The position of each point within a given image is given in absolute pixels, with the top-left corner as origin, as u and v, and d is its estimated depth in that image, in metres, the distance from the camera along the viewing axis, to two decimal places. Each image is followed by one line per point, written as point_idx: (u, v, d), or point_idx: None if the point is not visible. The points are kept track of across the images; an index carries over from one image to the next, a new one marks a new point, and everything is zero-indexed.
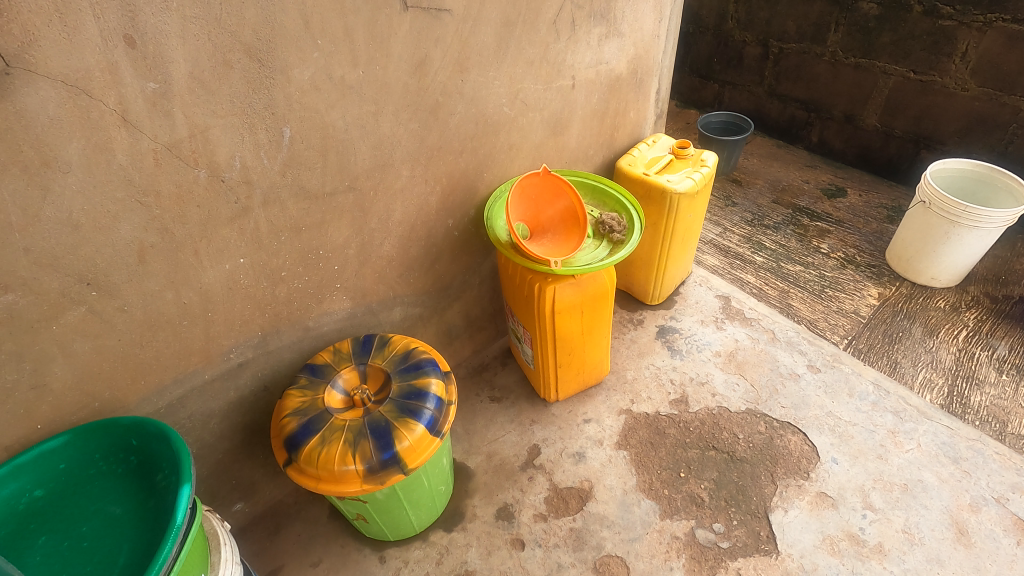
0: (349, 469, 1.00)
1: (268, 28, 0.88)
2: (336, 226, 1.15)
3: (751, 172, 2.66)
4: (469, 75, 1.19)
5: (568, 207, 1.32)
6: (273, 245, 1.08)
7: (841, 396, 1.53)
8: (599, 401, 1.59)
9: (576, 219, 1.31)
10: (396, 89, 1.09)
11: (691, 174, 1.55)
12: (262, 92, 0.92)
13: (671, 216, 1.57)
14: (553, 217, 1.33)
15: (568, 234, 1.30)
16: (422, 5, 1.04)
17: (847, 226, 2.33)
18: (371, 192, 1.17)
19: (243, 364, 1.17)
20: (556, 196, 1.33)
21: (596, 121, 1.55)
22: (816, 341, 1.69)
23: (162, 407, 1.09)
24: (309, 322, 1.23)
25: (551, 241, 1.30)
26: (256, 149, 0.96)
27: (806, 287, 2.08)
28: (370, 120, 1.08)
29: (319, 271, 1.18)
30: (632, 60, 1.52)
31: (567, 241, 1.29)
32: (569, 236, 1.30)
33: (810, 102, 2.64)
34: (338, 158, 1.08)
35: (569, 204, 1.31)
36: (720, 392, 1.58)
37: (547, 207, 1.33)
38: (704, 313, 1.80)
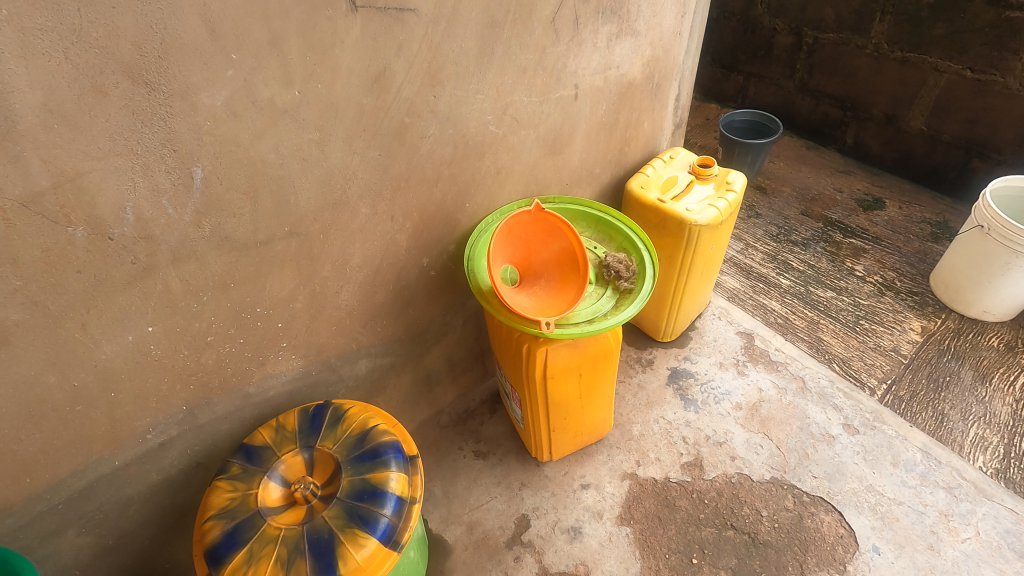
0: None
1: (155, 40, 0.65)
2: (276, 279, 0.93)
3: (778, 178, 2.39)
4: (445, 90, 0.94)
5: (566, 249, 1.08)
6: (193, 307, 0.86)
7: (883, 466, 1.31)
8: (599, 462, 1.38)
9: (576, 264, 1.06)
10: (347, 110, 0.85)
11: (714, 201, 1.30)
12: (155, 124, 0.69)
13: (690, 250, 1.32)
14: (548, 259, 1.09)
15: (566, 282, 1.07)
16: (376, 4, 0.79)
17: (886, 244, 2.07)
18: (321, 236, 0.94)
19: (166, 443, 0.96)
20: (552, 235, 1.08)
21: (604, 136, 1.30)
22: (853, 394, 1.46)
23: (59, 503, 0.88)
24: (251, 387, 1.02)
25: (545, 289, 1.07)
26: (156, 196, 0.74)
27: (838, 318, 1.84)
28: (314, 151, 0.85)
29: (258, 330, 0.96)
30: (649, 62, 1.27)
31: (564, 290, 1.06)
32: (567, 285, 1.06)
33: (847, 100, 2.36)
34: (273, 199, 0.85)
35: (569, 246, 1.07)
36: (740, 455, 1.36)
37: (541, 247, 1.10)
38: (723, 354, 1.57)
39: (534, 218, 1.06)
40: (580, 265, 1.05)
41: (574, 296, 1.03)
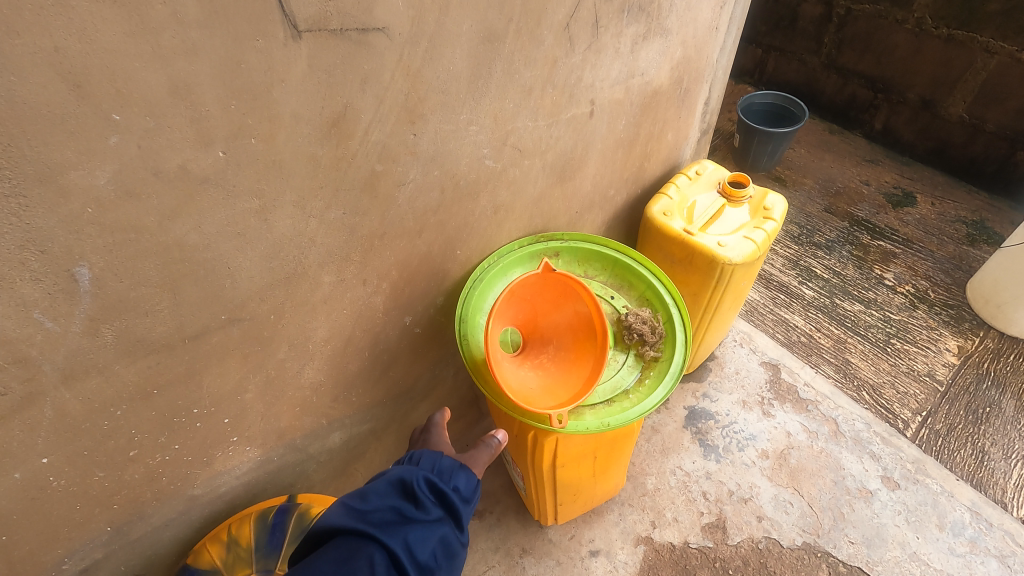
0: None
1: None
2: (216, 373, 0.73)
3: (799, 168, 2.17)
4: (428, 125, 0.72)
5: (581, 312, 0.87)
6: (104, 425, 0.66)
7: (928, 530, 1.17)
8: (610, 523, 1.22)
9: (593, 331, 0.86)
10: (297, 167, 0.63)
11: (751, 232, 1.10)
12: (5, 223, 0.48)
13: (720, 290, 1.12)
14: (561, 323, 0.90)
15: (581, 353, 0.87)
16: (329, 26, 0.56)
17: (917, 248, 1.89)
18: (272, 316, 0.74)
19: (92, 565, 0.78)
20: (564, 295, 0.88)
21: (622, 154, 1.08)
22: (892, 439, 1.31)
23: None
24: (196, 489, 0.83)
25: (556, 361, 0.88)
26: (24, 311, 0.53)
27: (866, 336, 1.68)
28: (253, 222, 0.64)
29: (198, 431, 0.77)
30: (679, 65, 1.04)
31: (578, 364, 0.86)
32: (582, 357, 0.86)
33: (879, 80, 2.12)
34: (201, 287, 0.64)
35: (584, 310, 0.87)
36: (768, 516, 1.21)
37: (552, 308, 0.90)
38: (746, 390, 1.40)
39: (541, 279, 0.86)
40: (598, 334, 0.85)
41: (589, 375, 0.82)
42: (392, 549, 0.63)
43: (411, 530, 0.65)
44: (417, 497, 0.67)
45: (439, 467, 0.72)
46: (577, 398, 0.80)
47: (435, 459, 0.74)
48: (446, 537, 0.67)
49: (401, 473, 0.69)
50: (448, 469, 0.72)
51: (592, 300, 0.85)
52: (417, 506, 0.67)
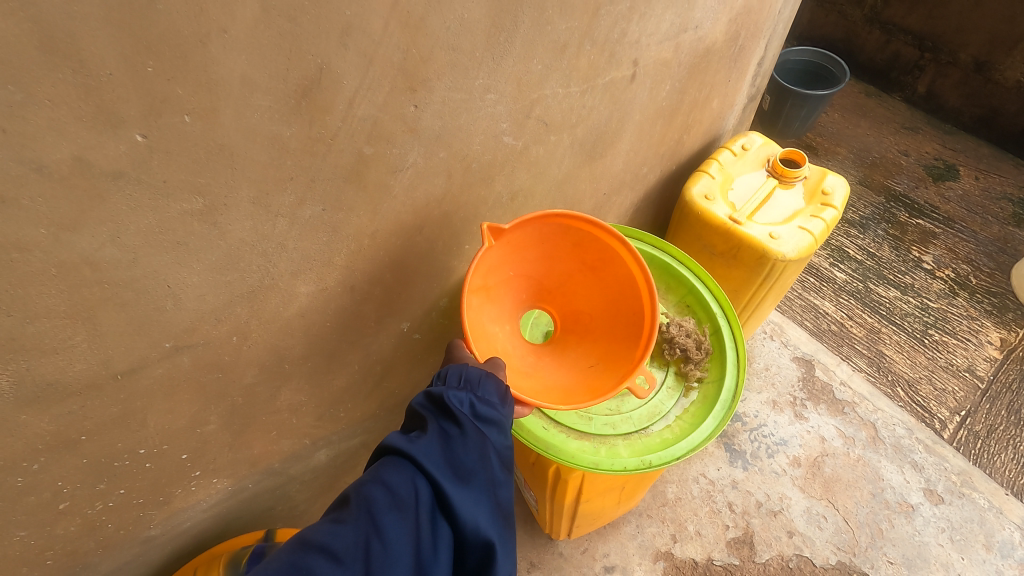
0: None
1: None
2: (163, 409, 0.58)
3: (831, 135, 1.98)
4: (433, 93, 0.55)
5: (582, 241, 0.71)
6: (18, 482, 0.52)
7: (974, 551, 1.07)
8: (627, 536, 1.12)
9: (609, 251, 0.71)
10: (254, 153, 0.46)
11: (807, 222, 0.94)
12: None
13: (766, 287, 0.97)
14: (572, 269, 0.75)
15: (619, 286, 0.73)
16: None
17: (959, 228, 1.73)
18: (232, 338, 0.58)
19: None
20: (548, 241, 0.71)
21: (661, 124, 0.91)
22: (936, 447, 1.19)
23: None
24: (153, 530, 0.70)
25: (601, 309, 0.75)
26: None
27: (902, 326, 1.55)
28: (196, 227, 0.47)
29: (147, 472, 0.63)
30: (737, 16, 0.85)
31: (623, 294, 0.73)
32: (623, 288, 0.72)
33: (928, 37, 1.91)
34: (131, 313, 0.48)
35: (595, 263, 0.73)
36: (800, 531, 1.10)
37: (548, 263, 0.74)
38: (777, 390, 1.27)
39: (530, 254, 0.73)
40: (618, 248, 0.70)
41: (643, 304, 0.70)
42: (434, 485, 0.52)
43: (456, 449, 0.55)
44: (456, 409, 0.56)
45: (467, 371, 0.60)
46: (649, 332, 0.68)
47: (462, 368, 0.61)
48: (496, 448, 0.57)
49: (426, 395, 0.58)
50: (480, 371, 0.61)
51: (580, 219, 0.68)
52: (459, 418, 0.56)
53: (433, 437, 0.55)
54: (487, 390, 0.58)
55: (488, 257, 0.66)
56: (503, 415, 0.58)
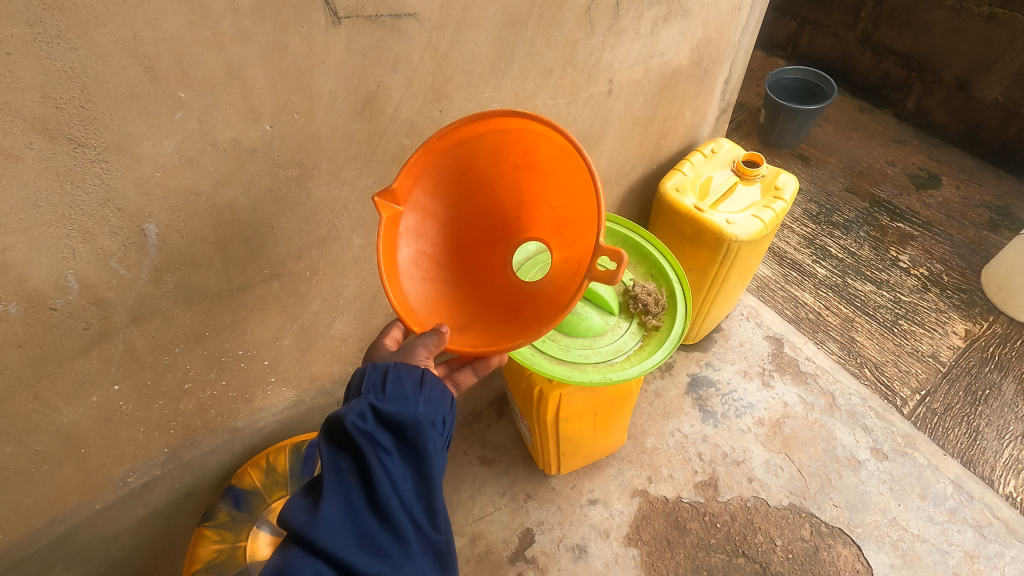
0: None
1: (74, 88, 0.50)
2: (258, 321, 0.82)
3: (824, 146, 2.16)
4: (452, 103, 0.78)
5: (496, 144, 0.68)
6: (165, 360, 0.76)
7: (910, 499, 1.24)
8: (609, 476, 1.32)
9: (528, 138, 0.66)
10: (333, 141, 0.70)
11: (760, 211, 1.14)
12: (88, 184, 0.56)
13: (726, 264, 1.17)
14: (519, 185, 0.73)
15: (565, 171, 0.68)
16: (366, 12, 0.62)
17: (937, 231, 1.89)
18: (307, 273, 0.82)
19: (150, 482, 0.91)
20: (466, 165, 0.69)
21: (638, 130, 1.12)
22: (886, 415, 1.37)
23: (40, 548, 0.85)
24: (239, 422, 0.94)
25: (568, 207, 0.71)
26: (102, 260, 0.62)
27: (874, 316, 1.71)
28: (293, 189, 0.71)
29: (241, 372, 0.87)
30: (698, 44, 1.06)
31: (568, 171, 0.67)
32: (569, 169, 0.67)
33: (914, 58, 2.08)
34: (248, 245, 0.73)
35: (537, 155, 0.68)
36: (758, 477, 1.29)
37: (489, 188, 0.73)
38: (749, 362, 1.46)
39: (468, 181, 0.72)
40: (529, 125, 0.64)
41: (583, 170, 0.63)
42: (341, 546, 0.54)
43: (364, 485, 0.56)
44: (355, 437, 0.56)
45: (372, 378, 0.61)
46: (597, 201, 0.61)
47: (373, 367, 0.62)
48: (412, 461, 0.58)
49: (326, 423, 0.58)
50: (389, 370, 0.61)
51: (466, 125, 0.64)
52: (359, 450, 0.55)
53: (338, 480, 0.56)
54: (394, 390, 0.60)
55: (407, 222, 0.69)
56: (413, 418, 0.58)
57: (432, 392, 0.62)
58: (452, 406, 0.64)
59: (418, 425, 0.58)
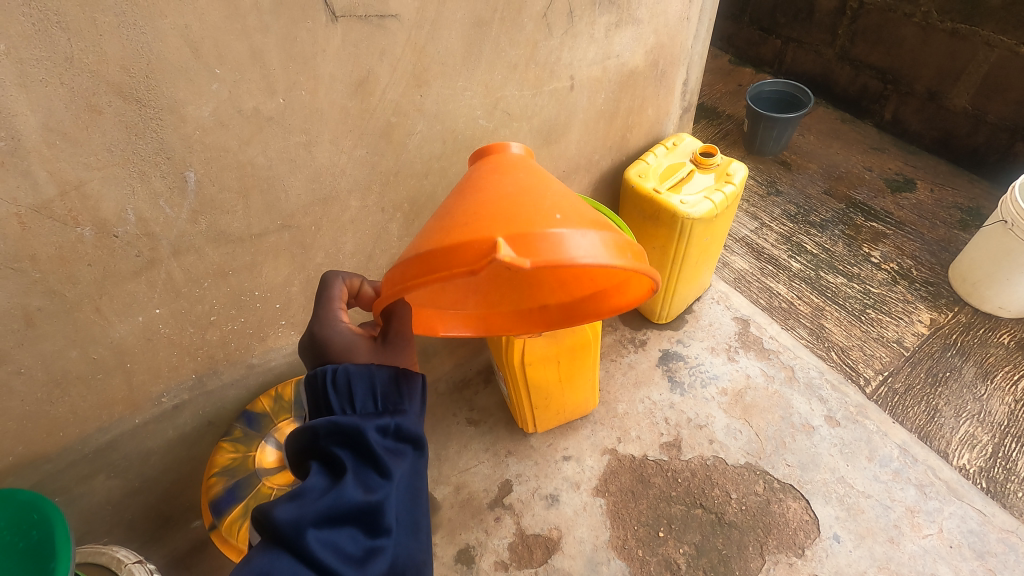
0: (242, 549, 0.96)
1: (141, 62, 0.69)
2: (271, 266, 1.01)
3: (805, 154, 2.31)
4: (431, 89, 0.96)
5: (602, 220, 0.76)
6: (196, 291, 0.95)
7: (858, 460, 1.36)
8: (583, 436, 1.46)
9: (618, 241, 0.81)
10: (332, 115, 0.89)
11: (711, 194, 1.29)
12: (148, 136, 0.75)
13: (683, 241, 1.33)
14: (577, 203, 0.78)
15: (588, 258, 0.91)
16: (357, 13, 0.81)
17: (909, 230, 1.99)
18: (312, 228, 1.01)
19: (180, 405, 1.09)
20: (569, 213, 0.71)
21: (603, 123, 1.30)
22: (841, 387, 1.50)
23: (88, 453, 1.03)
24: (254, 358, 1.13)
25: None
26: (153, 199, 0.81)
27: (844, 305, 1.77)
28: (301, 152, 0.90)
29: (257, 311, 1.06)
30: (652, 50, 1.25)
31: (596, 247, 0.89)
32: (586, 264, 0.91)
33: (889, 71, 2.27)
34: (264, 197, 0.91)
35: None
36: (719, 439, 1.41)
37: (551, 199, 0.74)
38: (716, 339, 1.61)
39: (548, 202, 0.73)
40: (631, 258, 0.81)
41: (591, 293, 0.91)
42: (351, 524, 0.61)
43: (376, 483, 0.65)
44: (380, 445, 0.67)
45: (384, 391, 0.73)
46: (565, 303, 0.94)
47: (383, 375, 0.74)
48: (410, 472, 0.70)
49: (346, 426, 0.67)
50: (399, 387, 0.74)
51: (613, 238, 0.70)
52: (384, 456, 0.66)
53: (354, 473, 0.64)
54: (405, 404, 0.73)
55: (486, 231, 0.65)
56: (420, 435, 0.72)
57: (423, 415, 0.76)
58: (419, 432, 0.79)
59: (420, 445, 0.72)
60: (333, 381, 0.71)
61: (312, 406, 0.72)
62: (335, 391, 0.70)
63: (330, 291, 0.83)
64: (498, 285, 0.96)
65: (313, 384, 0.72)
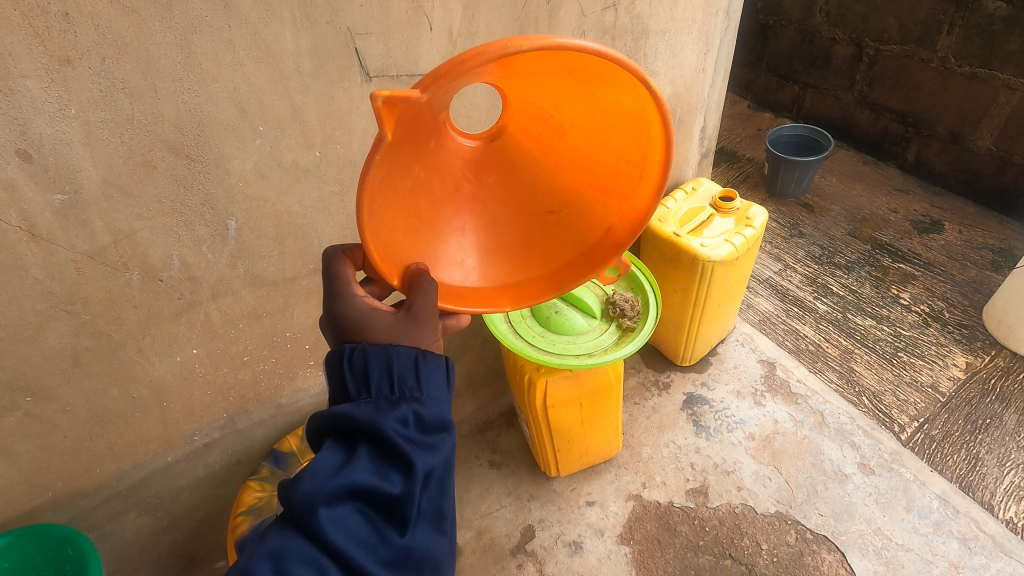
0: None
1: (193, 121, 0.76)
2: (303, 308, 1.05)
3: (828, 196, 2.31)
4: None
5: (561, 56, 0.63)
6: (231, 333, 1.00)
7: (895, 511, 1.30)
8: (606, 481, 1.44)
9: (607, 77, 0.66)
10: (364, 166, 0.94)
11: (732, 237, 1.31)
12: (195, 188, 0.81)
13: (704, 283, 1.34)
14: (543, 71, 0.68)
15: (612, 123, 0.73)
16: (389, 73, 0.87)
17: (938, 271, 1.95)
18: None
19: (210, 444, 1.12)
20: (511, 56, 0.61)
21: None
22: (873, 433, 1.46)
23: (122, 489, 1.06)
24: (282, 399, 1.16)
25: (578, 135, 0.77)
26: (196, 246, 0.86)
27: (874, 348, 1.73)
28: (335, 202, 0.95)
29: (288, 352, 1.10)
30: (669, 99, 1.30)
31: (609, 115, 0.73)
32: (618, 130, 0.73)
33: (909, 115, 2.30)
34: (298, 243, 0.96)
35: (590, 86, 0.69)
36: (747, 486, 1.38)
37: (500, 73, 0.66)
38: (742, 382, 1.59)
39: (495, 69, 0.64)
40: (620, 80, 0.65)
41: (640, 157, 0.73)
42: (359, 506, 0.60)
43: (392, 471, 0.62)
44: (401, 440, 0.62)
45: (402, 375, 0.66)
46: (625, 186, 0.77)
47: (401, 363, 0.66)
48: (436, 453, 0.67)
49: (363, 415, 0.62)
50: (423, 367, 0.67)
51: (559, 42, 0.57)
52: (405, 453, 0.62)
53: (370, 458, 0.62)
54: (430, 389, 0.67)
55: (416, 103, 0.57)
56: (447, 419, 0.67)
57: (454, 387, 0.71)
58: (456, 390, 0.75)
59: (451, 428, 0.68)
60: (349, 360, 0.66)
61: (331, 380, 0.69)
62: (351, 371, 0.66)
63: (332, 265, 0.75)
64: (560, 234, 0.81)
65: (331, 364, 0.69)
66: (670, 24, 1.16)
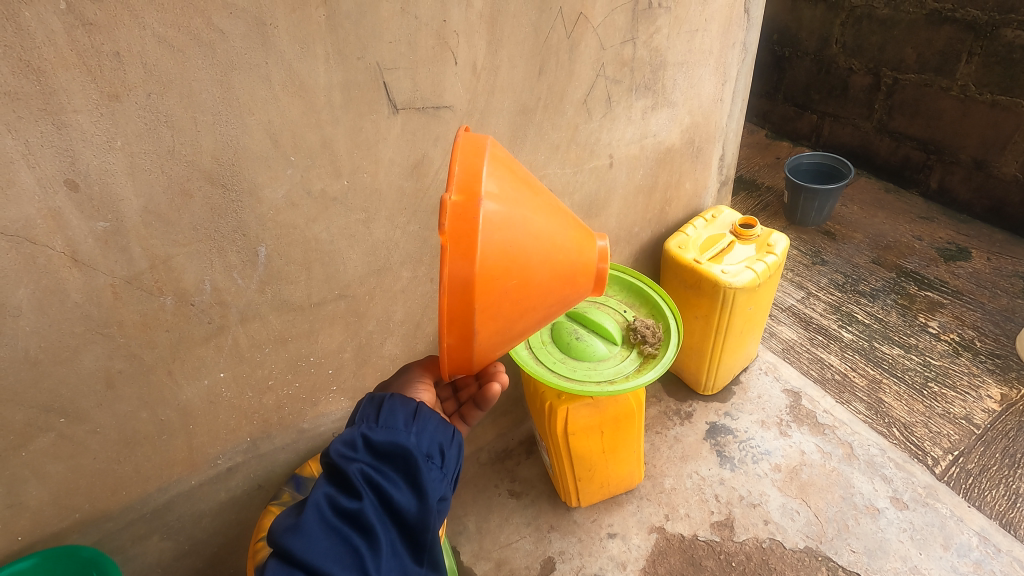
0: None
1: (229, 152, 0.79)
2: (327, 333, 1.07)
3: (849, 224, 2.29)
4: None
5: None
6: (257, 357, 1.02)
7: (932, 548, 1.25)
8: (628, 512, 1.41)
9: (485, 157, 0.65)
10: (389, 194, 0.97)
11: (753, 263, 1.31)
12: (229, 216, 0.84)
13: (726, 310, 1.33)
14: None
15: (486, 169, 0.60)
16: (415, 105, 0.90)
17: (967, 299, 1.91)
18: (366, 297, 1.07)
19: (233, 467, 1.13)
20: None
21: (642, 198, 1.35)
22: (906, 466, 1.41)
23: (146, 512, 1.07)
24: (304, 423, 1.17)
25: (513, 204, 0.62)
26: (228, 271, 0.89)
27: (903, 378, 1.68)
28: (360, 229, 0.98)
29: (311, 376, 1.11)
30: (687, 129, 1.32)
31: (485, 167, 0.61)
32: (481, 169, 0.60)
33: (931, 143, 2.29)
34: (325, 269, 0.99)
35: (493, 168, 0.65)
36: (775, 520, 1.34)
37: None
38: (766, 413, 1.56)
39: None
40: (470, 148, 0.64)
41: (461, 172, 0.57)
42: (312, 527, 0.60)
43: (346, 495, 0.63)
44: (345, 458, 0.64)
45: (367, 410, 0.69)
46: (474, 227, 0.54)
47: (370, 402, 0.70)
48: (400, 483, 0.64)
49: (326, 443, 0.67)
50: (383, 403, 0.69)
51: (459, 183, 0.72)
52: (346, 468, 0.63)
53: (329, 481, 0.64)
54: (389, 417, 0.67)
55: None
56: (401, 445, 0.65)
57: (424, 424, 0.68)
58: (450, 437, 0.70)
59: (409, 455, 0.64)
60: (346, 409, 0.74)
61: None
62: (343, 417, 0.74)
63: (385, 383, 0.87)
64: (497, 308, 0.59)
65: None
66: (687, 56, 1.19)
